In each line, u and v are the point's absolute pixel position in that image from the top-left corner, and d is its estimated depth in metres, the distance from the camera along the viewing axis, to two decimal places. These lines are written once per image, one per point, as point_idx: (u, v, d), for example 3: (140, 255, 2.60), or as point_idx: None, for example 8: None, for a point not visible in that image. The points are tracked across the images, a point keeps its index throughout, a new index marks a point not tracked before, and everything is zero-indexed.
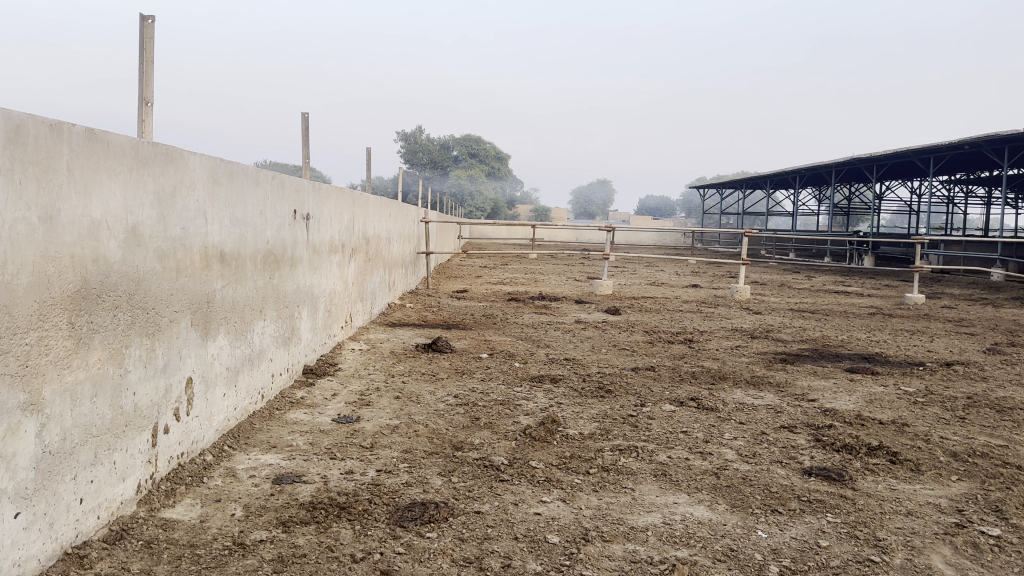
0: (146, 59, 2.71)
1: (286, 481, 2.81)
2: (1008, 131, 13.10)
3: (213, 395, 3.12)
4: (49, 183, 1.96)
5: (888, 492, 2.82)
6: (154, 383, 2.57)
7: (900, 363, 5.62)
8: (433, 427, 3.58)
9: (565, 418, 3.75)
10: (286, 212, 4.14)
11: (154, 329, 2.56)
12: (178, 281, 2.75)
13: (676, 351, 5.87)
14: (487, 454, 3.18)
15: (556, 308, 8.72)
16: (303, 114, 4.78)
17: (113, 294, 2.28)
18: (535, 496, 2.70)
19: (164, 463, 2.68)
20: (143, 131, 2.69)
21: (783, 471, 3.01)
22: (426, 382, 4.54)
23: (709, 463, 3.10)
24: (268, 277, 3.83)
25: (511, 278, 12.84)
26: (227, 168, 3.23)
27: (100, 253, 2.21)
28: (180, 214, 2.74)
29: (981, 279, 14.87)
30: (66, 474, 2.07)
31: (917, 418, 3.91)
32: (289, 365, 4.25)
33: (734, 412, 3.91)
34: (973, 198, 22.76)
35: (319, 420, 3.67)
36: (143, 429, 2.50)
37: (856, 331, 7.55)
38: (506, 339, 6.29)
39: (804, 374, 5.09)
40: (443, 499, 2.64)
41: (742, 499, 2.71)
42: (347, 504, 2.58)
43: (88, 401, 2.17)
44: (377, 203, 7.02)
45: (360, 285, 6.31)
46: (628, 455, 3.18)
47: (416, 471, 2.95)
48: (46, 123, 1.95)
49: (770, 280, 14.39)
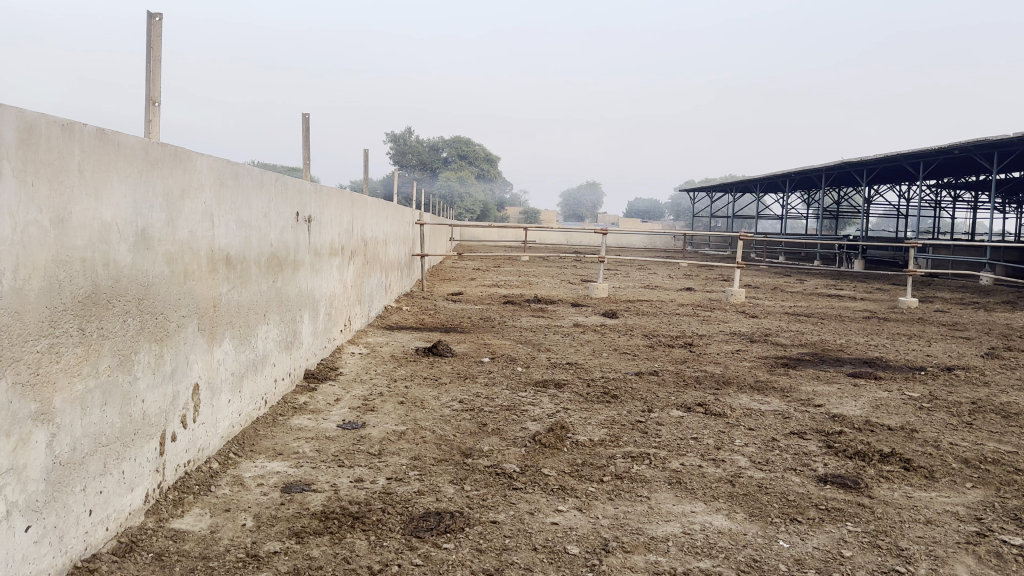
0: (154, 58, 2.65)
1: (295, 490, 2.75)
2: (998, 136, 13.18)
3: (219, 401, 3.06)
4: (61, 184, 1.90)
5: (905, 500, 2.79)
6: (162, 390, 2.51)
7: (901, 368, 5.62)
8: (440, 434, 3.53)
9: (573, 424, 3.70)
10: (289, 214, 4.08)
11: (163, 334, 2.50)
12: (186, 286, 2.69)
13: (677, 356, 5.84)
14: (498, 461, 3.13)
15: (552, 312, 8.68)
16: (303, 115, 4.72)
17: (122, 299, 2.22)
18: (551, 505, 2.66)
19: (171, 472, 2.62)
20: (151, 132, 2.64)
21: (798, 479, 2.98)
22: (430, 387, 4.48)
23: (723, 470, 3.07)
24: (271, 280, 3.77)
25: (505, 281, 12.79)
26: (233, 170, 3.17)
27: (111, 256, 2.15)
28: (188, 216, 2.69)
29: (971, 283, 14.95)
30: (76, 486, 2.01)
31: (925, 424, 3.89)
32: (290, 369, 4.18)
33: (742, 418, 3.89)
34: (961, 202, 22.90)
35: (324, 427, 3.61)
36: (151, 437, 2.44)
37: (853, 335, 7.54)
38: (506, 343, 6.24)
39: (807, 378, 5.07)
40: (457, 508, 2.59)
41: (760, 508, 2.67)
42: (360, 514, 2.52)
43: (97, 409, 2.11)
44: (374, 205, 6.95)
45: (358, 287, 6.25)
46: (640, 462, 3.14)
47: (427, 479, 2.90)
48: (57, 123, 1.89)
49: (763, 284, 14.40)
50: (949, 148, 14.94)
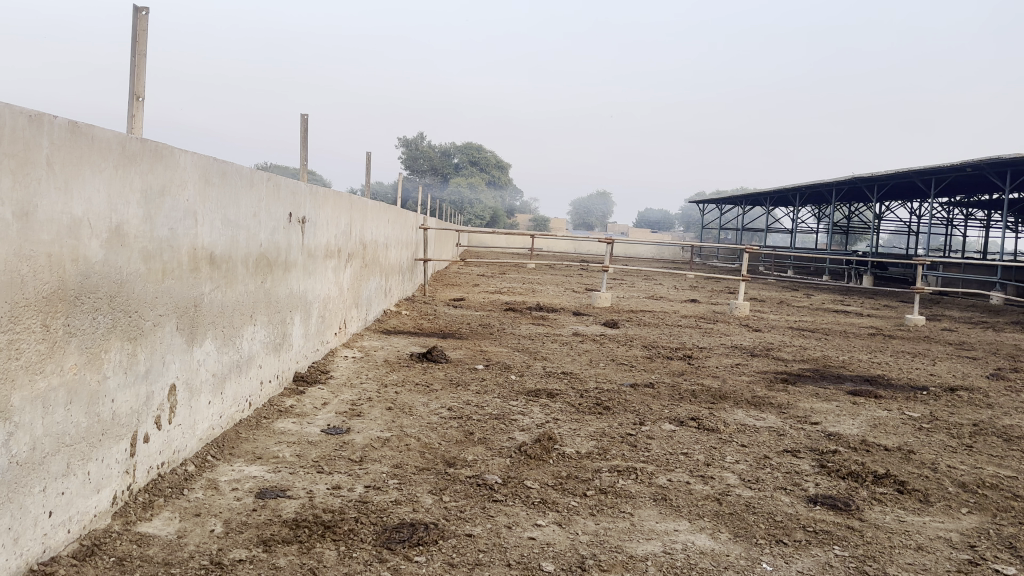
0: (139, 52, 2.61)
1: (269, 496, 2.69)
2: (1011, 155, 13.06)
3: (198, 402, 3.00)
4: (27, 177, 1.85)
5: (897, 524, 2.70)
6: (134, 390, 2.45)
7: (903, 387, 5.51)
8: (425, 441, 3.46)
9: (562, 435, 3.63)
10: (281, 214, 4.03)
11: (137, 333, 2.45)
12: (164, 284, 2.64)
13: (675, 368, 5.75)
14: (481, 472, 3.06)
15: (553, 320, 8.59)
16: (303, 116, 4.67)
17: (93, 296, 2.18)
18: (529, 519, 2.58)
19: (143, 473, 2.57)
20: (134, 127, 2.59)
21: (787, 499, 2.89)
22: (420, 394, 4.42)
23: (710, 487, 2.99)
24: (260, 281, 3.72)
25: (508, 288, 12.73)
26: (220, 168, 3.12)
27: (81, 253, 2.10)
28: (168, 214, 2.64)
29: (981, 302, 14.78)
30: (35, 486, 1.95)
31: (923, 445, 3.80)
32: (278, 372, 4.12)
33: (735, 434, 3.81)
34: (974, 220, 22.66)
35: (307, 431, 3.55)
36: (121, 438, 2.38)
37: (856, 352, 7.42)
38: (502, 350, 6.17)
39: (805, 395, 4.96)
40: (432, 520, 2.53)
41: (746, 528, 2.60)
42: (332, 523, 2.46)
43: (62, 409, 2.05)
44: (375, 208, 6.89)
45: (355, 291, 6.19)
46: (626, 477, 3.07)
47: (406, 489, 2.83)
48: (25, 114, 1.84)
49: (770, 297, 14.27)
50: (961, 166, 14.77)
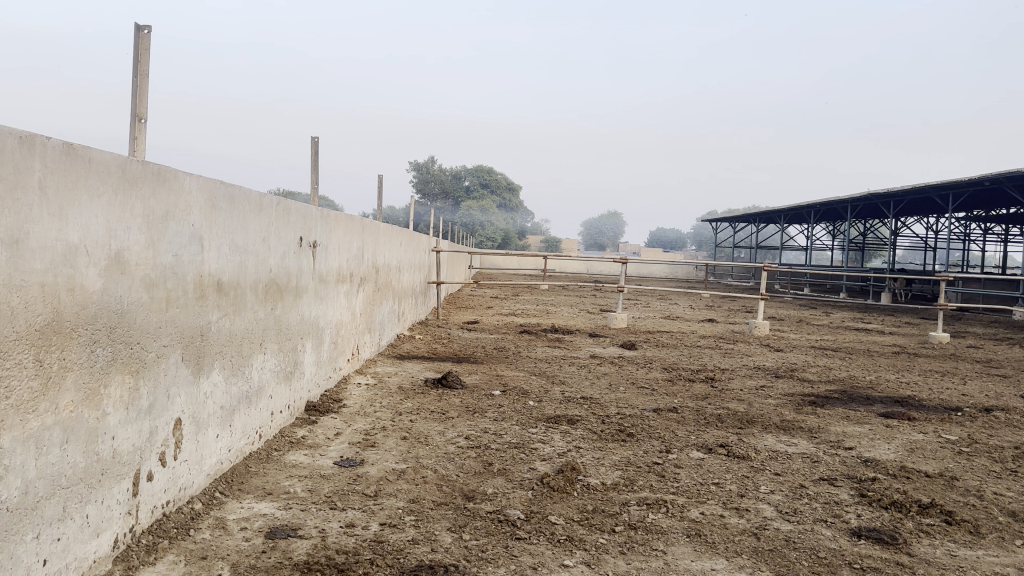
0: (140, 72, 2.51)
1: (280, 536, 2.54)
2: None
3: (205, 435, 2.87)
4: (17, 203, 1.73)
5: (949, 559, 2.52)
6: (137, 426, 2.32)
7: (936, 408, 5.30)
8: (442, 473, 3.31)
9: (586, 466, 3.46)
10: (292, 239, 3.91)
11: (138, 365, 2.32)
12: (169, 312, 2.52)
13: (699, 391, 5.56)
14: (502, 507, 2.90)
15: (570, 342, 8.42)
16: (312, 139, 4.57)
17: (91, 326, 2.05)
18: (556, 559, 2.42)
19: (147, 514, 2.43)
20: (136, 150, 2.48)
21: (829, 532, 2.73)
22: (436, 422, 4.26)
23: (747, 521, 2.82)
24: (269, 308, 3.59)
25: (522, 310, 12.60)
26: (227, 192, 3.03)
27: (77, 282, 1.98)
28: (173, 239, 2.52)
29: (1004, 317, 14.47)
30: (28, 533, 1.82)
31: (966, 471, 3.60)
32: (289, 402, 3.98)
33: (767, 461, 3.63)
34: (992, 233, 22.30)
35: (320, 464, 3.40)
36: (123, 477, 2.25)
37: (882, 371, 7.19)
38: (518, 375, 6.01)
39: (836, 419, 4.76)
40: (453, 561, 2.37)
41: (786, 565, 2.42)
42: (346, 565, 2.30)
43: (57, 449, 1.92)
44: (386, 232, 6.76)
45: (368, 316, 6.06)
46: (657, 511, 2.90)
47: (424, 526, 2.68)
48: (14, 136, 1.72)
49: (790, 316, 14.03)
50: (977, 180, 14.53)
